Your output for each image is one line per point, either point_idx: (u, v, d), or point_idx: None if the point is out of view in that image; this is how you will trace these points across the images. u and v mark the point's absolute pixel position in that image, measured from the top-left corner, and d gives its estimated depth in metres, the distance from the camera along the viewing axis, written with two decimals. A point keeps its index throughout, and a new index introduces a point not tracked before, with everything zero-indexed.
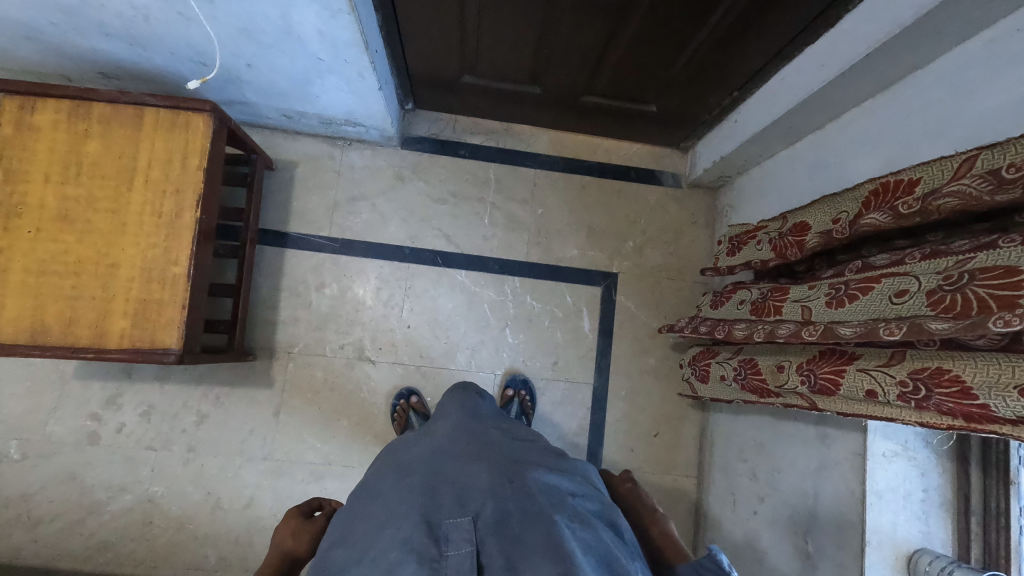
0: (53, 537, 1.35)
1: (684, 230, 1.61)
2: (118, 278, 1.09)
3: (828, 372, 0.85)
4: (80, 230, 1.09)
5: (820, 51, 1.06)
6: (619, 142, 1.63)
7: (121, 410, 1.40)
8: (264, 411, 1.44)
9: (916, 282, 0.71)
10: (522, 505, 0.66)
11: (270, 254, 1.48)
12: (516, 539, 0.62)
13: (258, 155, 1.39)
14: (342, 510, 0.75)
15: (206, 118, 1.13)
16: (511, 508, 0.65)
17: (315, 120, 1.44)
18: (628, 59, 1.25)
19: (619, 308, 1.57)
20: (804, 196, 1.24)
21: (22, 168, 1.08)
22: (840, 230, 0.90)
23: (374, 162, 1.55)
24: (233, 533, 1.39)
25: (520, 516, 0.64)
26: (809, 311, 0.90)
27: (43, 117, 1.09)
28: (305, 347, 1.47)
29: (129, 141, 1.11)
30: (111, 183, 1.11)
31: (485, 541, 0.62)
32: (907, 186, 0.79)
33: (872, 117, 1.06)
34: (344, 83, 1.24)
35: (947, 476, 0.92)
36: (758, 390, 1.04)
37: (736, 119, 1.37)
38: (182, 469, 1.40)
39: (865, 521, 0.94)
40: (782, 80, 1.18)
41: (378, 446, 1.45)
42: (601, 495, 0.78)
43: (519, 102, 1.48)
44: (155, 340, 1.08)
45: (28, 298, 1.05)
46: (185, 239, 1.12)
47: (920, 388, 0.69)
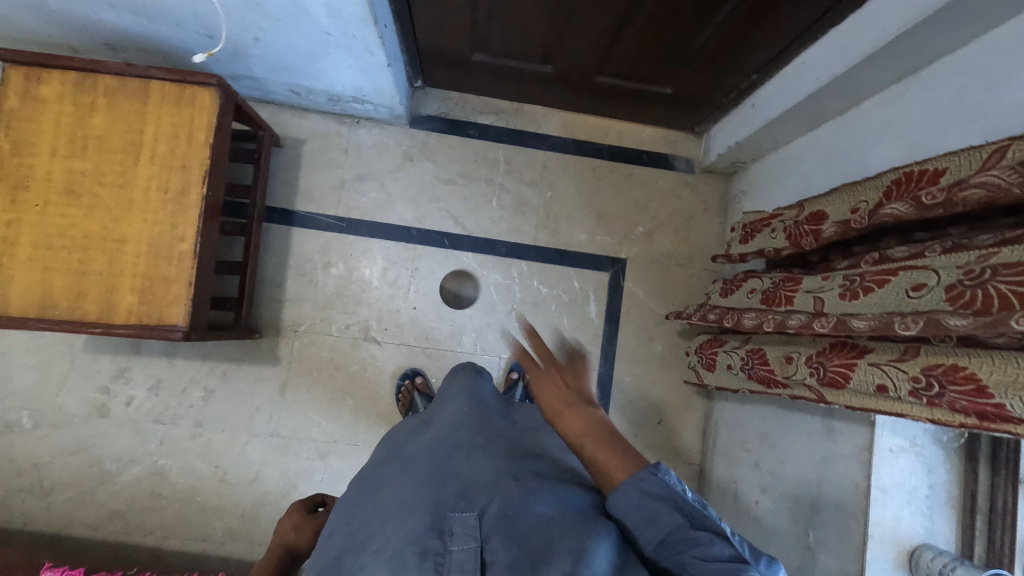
0: (65, 504, 1.38)
1: (695, 217, 1.59)
2: (126, 254, 1.09)
3: (839, 365, 0.83)
4: (88, 205, 1.09)
5: (846, 33, 1.02)
6: (632, 125, 1.60)
7: (131, 383, 1.42)
8: (270, 388, 1.45)
9: (935, 277, 0.69)
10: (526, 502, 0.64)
11: (276, 232, 1.48)
12: (520, 533, 0.61)
13: (265, 131, 1.38)
14: (347, 497, 0.77)
15: (213, 92, 1.11)
16: (516, 505, 0.64)
17: (323, 96, 1.42)
18: (644, 38, 1.22)
19: (627, 294, 1.55)
20: (820, 184, 1.21)
21: (29, 141, 1.07)
22: (857, 220, 0.87)
23: (382, 141, 1.53)
24: (239, 507, 1.41)
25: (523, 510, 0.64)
26: (821, 303, 0.88)
27: (49, 89, 1.08)
28: (311, 326, 1.47)
29: (135, 115, 1.10)
30: (118, 157, 1.10)
31: (489, 537, 0.62)
32: (931, 177, 0.76)
33: (895, 104, 1.02)
34: (353, 59, 1.22)
35: (953, 473, 0.91)
36: (766, 381, 1.03)
37: (754, 103, 1.33)
38: (190, 443, 1.42)
39: (868, 514, 0.93)
40: (804, 63, 1.14)
41: (382, 426, 1.46)
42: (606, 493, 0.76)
43: (531, 82, 1.44)
44: (163, 317, 1.09)
45: (36, 273, 1.06)
46: (192, 216, 1.11)
47: (933, 385, 0.68)
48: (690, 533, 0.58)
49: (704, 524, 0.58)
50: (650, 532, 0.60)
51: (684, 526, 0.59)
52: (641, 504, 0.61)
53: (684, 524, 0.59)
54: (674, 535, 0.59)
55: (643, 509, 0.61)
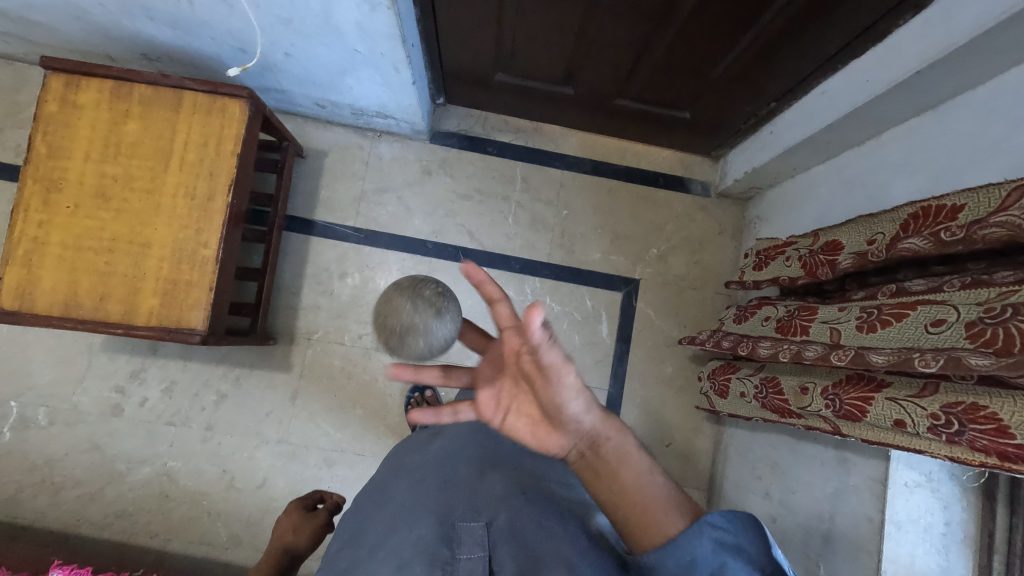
0: (74, 502, 1.39)
1: (710, 240, 1.59)
2: (150, 257, 1.11)
3: (855, 399, 0.83)
4: (116, 208, 1.11)
5: (866, 66, 1.03)
6: (649, 147, 1.61)
7: (145, 383, 1.44)
8: (281, 394, 1.46)
9: (954, 313, 0.69)
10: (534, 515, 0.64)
11: (295, 240, 1.50)
12: (525, 541, 0.61)
13: (290, 142, 1.41)
14: (355, 513, 0.76)
15: (243, 104, 1.14)
16: (523, 518, 0.64)
17: (347, 111, 1.45)
18: (665, 63, 1.24)
19: (639, 314, 1.55)
20: (837, 213, 1.21)
21: (64, 145, 1.11)
22: (875, 253, 0.88)
23: (402, 155, 1.55)
24: (245, 512, 1.42)
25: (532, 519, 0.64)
26: (837, 334, 0.88)
27: (86, 95, 1.11)
28: (324, 334, 1.48)
29: (167, 123, 1.13)
30: (148, 163, 1.13)
31: (497, 545, 0.61)
32: (950, 212, 0.76)
33: (916, 137, 1.02)
34: (379, 77, 1.25)
35: (971, 511, 0.89)
36: (780, 410, 1.03)
37: (771, 130, 1.34)
38: (199, 446, 1.43)
39: (882, 550, 0.92)
40: (824, 93, 1.15)
41: (390, 437, 1.46)
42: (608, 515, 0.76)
43: (551, 102, 1.47)
44: (182, 320, 1.10)
45: (63, 272, 1.08)
46: (216, 223, 1.13)
47: (952, 422, 0.67)
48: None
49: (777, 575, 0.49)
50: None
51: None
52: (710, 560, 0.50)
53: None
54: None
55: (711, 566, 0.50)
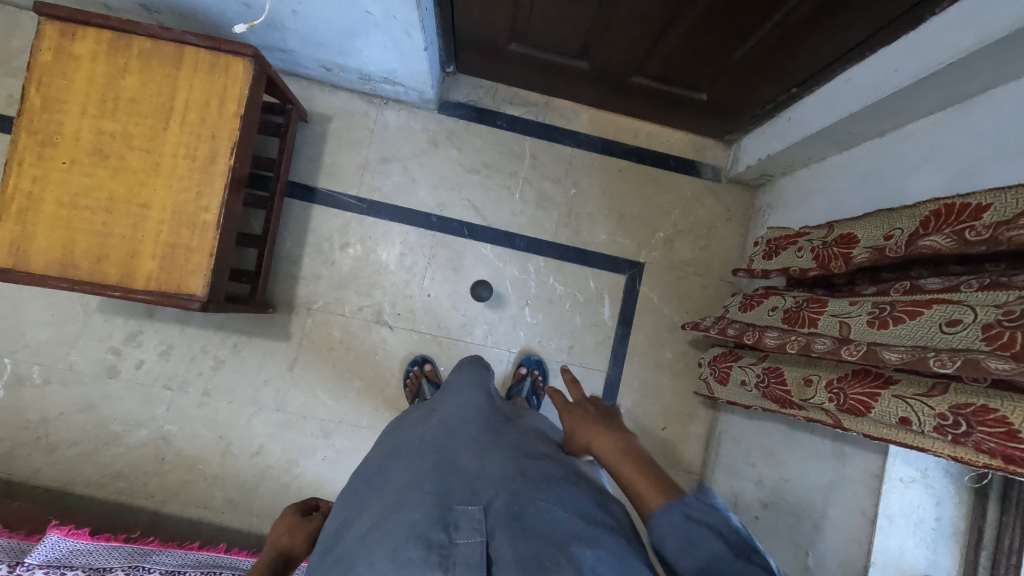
0: (69, 461, 1.39)
1: (717, 226, 1.57)
2: (149, 219, 1.08)
3: (861, 394, 0.83)
4: (114, 166, 1.08)
5: (895, 55, 1.00)
6: (661, 128, 1.58)
7: (142, 346, 1.42)
8: (279, 363, 1.45)
9: (972, 314, 0.68)
10: (535, 500, 0.63)
11: (296, 208, 1.47)
12: (523, 526, 0.60)
13: (293, 106, 1.36)
14: (350, 491, 0.76)
15: (247, 63, 1.10)
16: (520, 499, 0.63)
17: (354, 75, 1.40)
18: (686, 42, 1.20)
19: (642, 298, 1.54)
20: (850, 206, 1.19)
21: (59, 98, 1.06)
22: (893, 248, 0.86)
23: (409, 124, 1.51)
24: (241, 478, 1.42)
25: (530, 507, 0.62)
26: (848, 328, 0.88)
27: (83, 46, 1.06)
28: (324, 305, 1.47)
29: (167, 79, 1.09)
30: (147, 121, 1.09)
31: (494, 531, 0.60)
32: (974, 211, 0.75)
33: (939, 131, 1.00)
34: (389, 41, 1.20)
35: (962, 508, 0.91)
36: (781, 400, 1.03)
37: (789, 117, 1.31)
38: (196, 411, 1.43)
39: (872, 542, 0.94)
40: (848, 81, 1.12)
41: (387, 410, 1.46)
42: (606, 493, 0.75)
43: (565, 77, 1.42)
44: (181, 285, 1.08)
45: (59, 230, 1.05)
46: (218, 185, 1.10)
47: (960, 423, 0.68)
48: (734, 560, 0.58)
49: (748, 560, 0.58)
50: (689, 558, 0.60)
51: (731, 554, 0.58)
52: (686, 527, 0.61)
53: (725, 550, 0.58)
54: (713, 561, 0.58)
55: (685, 532, 0.61)
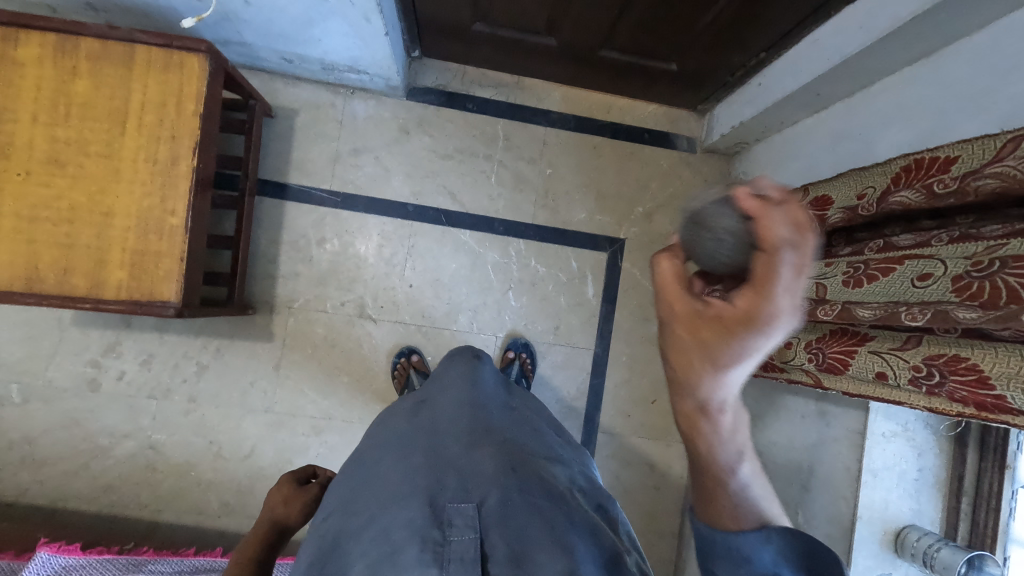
0: (57, 477, 1.37)
1: (695, 197, 1.57)
2: (114, 227, 1.05)
3: (838, 352, 0.84)
4: (72, 175, 1.04)
5: (860, 12, 0.99)
6: (634, 102, 1.56)
7: (122, 357, 1.40)
8: (264, 364, 1.44)
9: (941, 267, 0.69)
10: (526, 495, 0.63)
11: (268, 205, 1.44)
12: (516, 524, 0.59)
13: (257, 100, 1.33)
14: (336, 490, 0.75)
15: (202, 59, 1.06)
16: (513, 496, 0.62)
17: (317, 65, 1.37)
18: (651, 12, 1.18)
19: (625, 274, 1.54)
20: (824, 169, 1.20)
21: (8, 107, 1.02)
22: (865, 207, 0.87)
23: (378, 113, 1.48)
24: (235, 481, 1.42)
25: (525, 507, 0.62)
26: (824, 289, 0.88)
27: (28, 51, 1.02)
28: (305, 302, 1.45)
29: (120, 81, 1.05)
30: (103, 126, 1.05)
31: (489, 530, 0.59)
32: (942, 164, 0.75)
33: (907, 87, 1.00)
34: (349, 28, 1.17)
35: (942, 457, 0.94)
36: (762, 363, 1.05)
37: (760, 82, 1.30)
38: (184, 418, 1.41)
39: (859, 496, 0.96)
40: (815, 43, 1.11)
41: (377, 403, 1.46)
42: (597, 485, 0.76)
43: (532, 55, 1.40)
44: (154, 293, 1.06)
45: (21, 244, 1.02)
46: (182, 188, 1.07)
47: (933, 374, 0.69)
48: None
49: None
50: None
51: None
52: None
53: None
54: None
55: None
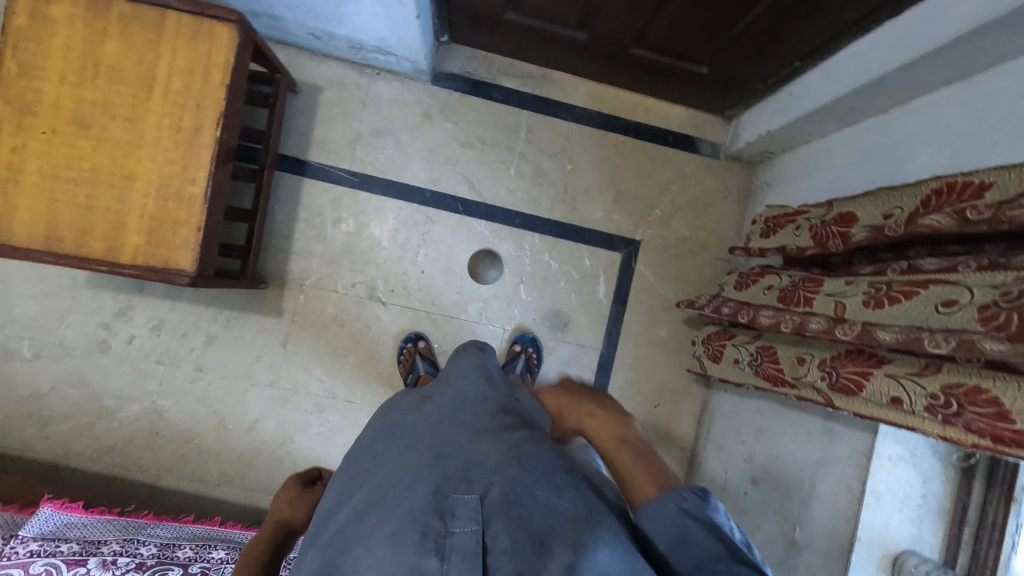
0: (62, 435, 1.39)
1: (715, 204, 1.55)
2: (134, 192, 1.06)
3: (853, 372, 0.83)
4: (96, 136, 1.04)
5: (903, 27, 0.97)
6: (660, 103, 1.54)
7: (132, 321, 1.41)
8: (272, 339, 1.44)
9: (968, 294, 0.68)
10: (530, 486, 0.62)
11: (287, 181, 1.44)
12: (520, 514, 0.59)
13: (282, 75, 1.32)
14: (342, 473, 0.76)
15: (232, 29, 1.06)
16: (517, 486, 0.62)
17: (345, 43, 1.36)
18: (687, 13, 1.16)
19: (637, 276, 1.53)
20: (849, 186, 1.18)
21: (37, 64, 1.02)
22: (892, 227, 0.85)
23: (402, 96, 1.47)
24: (237, 452, 1.43)
25: (528, 498, 0.61)
26: (843, 308, 0.87)
27: (60, 10, 1.02)
28: (316, 281, 1.45)
29: (148, 45, 1.05)
30: (129, 89, 1.05)
31: (490, 520, 0.59)
32: (976, 190, 0.73)
33: (943, 108, 0.98)
34: (380, 7, 1.16)
35: (947, 485, 0.93)
36: (772, 378, 1.03)
37: (791, 92, 1.28)
38: (189, 386, 1.42)
39: (859, 517, 0.95)
40: (852, 55, 1.09)
41: (381, 386, 1.46)
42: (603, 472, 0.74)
43: (561, 48, 1.38)
44: (169, 260, 1.06)
45: (41, 203, 1.03)
46: (204, 158, 1.07)
47: (951, 403, 0.68)
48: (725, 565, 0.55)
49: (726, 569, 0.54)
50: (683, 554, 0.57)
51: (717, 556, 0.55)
52: (677, 523, 0.57)
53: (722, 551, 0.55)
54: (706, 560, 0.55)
55: (679, 531, 0.57)
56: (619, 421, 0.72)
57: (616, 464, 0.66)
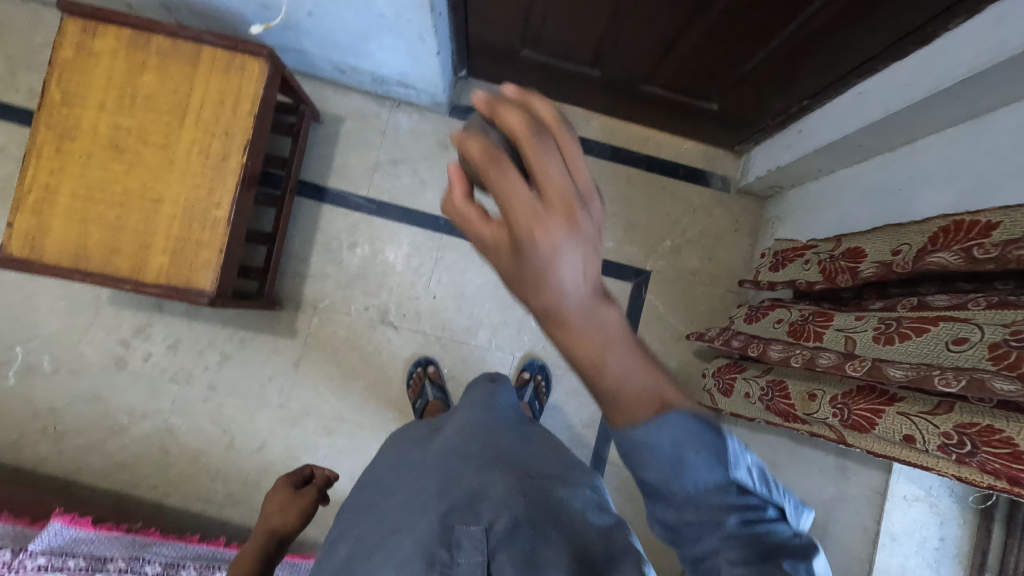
0: (75, 450, 1.41)
1: (725, 236, 1.56)
2: (162, 214, 1.10)
3: (864, 410, 0.83)
4: (129, 161, 1.10)
5: (909, 69, 1.00)
6: (672, 137, 1.58)
7: (150, 339, 1.44)
8: (284, 360, 1.46)
9: (978, 333, 0.68)
10: (536, 530, 0.62)
11: (306, 206, 1.48)
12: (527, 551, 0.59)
13: (307, 106, 1.38)
14: (350, 501, 0.78)
15: (262, 63, 1.12)
16: (525, 521, 0.62)
17: (367, 77, 1.42)
18: (699, 52, 1.20)
19: (647, 307, 1.54)
20: (859, 221, 1.18)
21: (79, 92, 1.09)
22: (900, 264, 0.86)
23: (420, 127, 1.52)
24: (244, 472, 1.43)
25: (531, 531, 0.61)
26: (853, 343, 0.87)
27: (103, 44, 1.09)
28: (330, 303, 1.48)
29: (183, 77, 1.11)
30: (163, 117, 1.11)
31: (496, 551, 0.60)
32: (983, 229, 0.74)
33: (949, 148, 0.99)
34: (402, 44, 1.22)
35: (965, 530, 0.90)
36: (784, 414, 1.03)
37: (800, 129, 1.30)
38: (201, 404, 1.44)
39: (874, 559, 0.93)
40: (860, 95, 1.12)
41: (389, 410, 1.47)
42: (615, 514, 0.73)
43: (576, 84, 1.43)
44: (191, 280, 1.10)
45: (74, 223, 1.07)
46: (229, 182, 1.12)
47: (965, 443, 0.67)
48: (731, 497, 0.38)
49: (738, 500, 0.38)
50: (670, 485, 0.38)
51: (726, 490, 0.38)
52: (675, 451, 0.37)
53: (721, 482, 0.38)
54: (701, 494, 0.38)
55: (675, 461, 0.37)
56: (605, 322, 0.34)
57: (596, 389, 0.36)
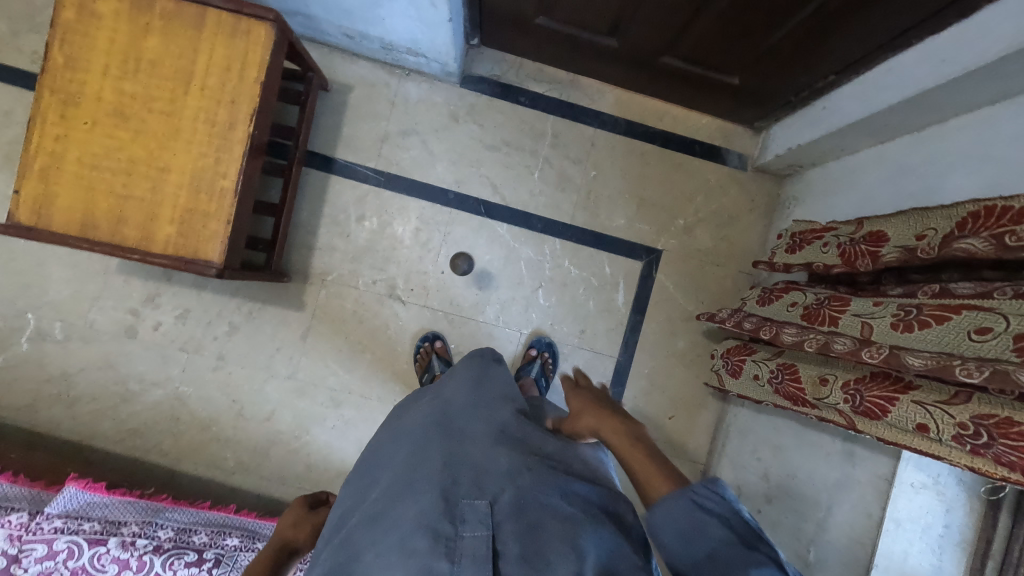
0: (87, 416, 1.43)
1: (740, 216, 1.53)
2: (168, 183, 1.08)
3: (877, 397, 0.82)
4: (134, 128, 1.08)
5: (943, 44, 0.95)
6: (689, 112, 1.53)
7: (159, 308, 1.45)
8: (292, 332, 1.47)
9: (1003, 323, 0.66)
10: (545, 498, 0.63)
11: (314, 178, 1.46)
12: (529, 527, 0.60)
13: (314, 73, 1.35)
14: (357, 475, 0.78)
15: (269, 28, 1.08)
16: (526, 496, 0.62)
17: (377, 44, 1.38)
18: (722, 23, 1.15)
19: (657, 286, 1.52)
20: (880, 204, 1.15)
21: (83, 56, 1.06)
22: (924, 249, 0.83)
23: (430, 97, 1.48)
24: (253, 441, 1.45)
25: (538, 508, 0.61)
26: (869, 329, 0.85)
27: (106, 5, 1.06)
28: (338, 277, 1.47)
29: (188, 41, 1.08)
30: (168, 84, 1.08)
31: (500, 525, 0.60)
32: (1015, 215, 0.71)
33: (981, 128, 0.95)
34: (413, 10, 1.18)
35: (972, 517, 0.90)
36: (793, 398, 1.02)
37: (824, 105, 1.26)
38: (211, 374, 1.45)
39: (877, 545, 0.94)
40: (890, 71, 1.07)
41: (396, 383, 1.48)
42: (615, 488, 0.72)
43: (592, 55, 1.38)
44: (198, 251, 1.09)
45: (80, 191, 1.06)
46: (236, 152, 1.10)
47: (981, 434, 0.66)
48: (737, 552, 0.53)
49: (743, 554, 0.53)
50: (691, 546, 0.55)
51: (731, 543, 0.54)
52: (690, 516, 0.57)
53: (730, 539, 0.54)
54: (716, 551, 0.54)
55: (689, 522, 0.57)
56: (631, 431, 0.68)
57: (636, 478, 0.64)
